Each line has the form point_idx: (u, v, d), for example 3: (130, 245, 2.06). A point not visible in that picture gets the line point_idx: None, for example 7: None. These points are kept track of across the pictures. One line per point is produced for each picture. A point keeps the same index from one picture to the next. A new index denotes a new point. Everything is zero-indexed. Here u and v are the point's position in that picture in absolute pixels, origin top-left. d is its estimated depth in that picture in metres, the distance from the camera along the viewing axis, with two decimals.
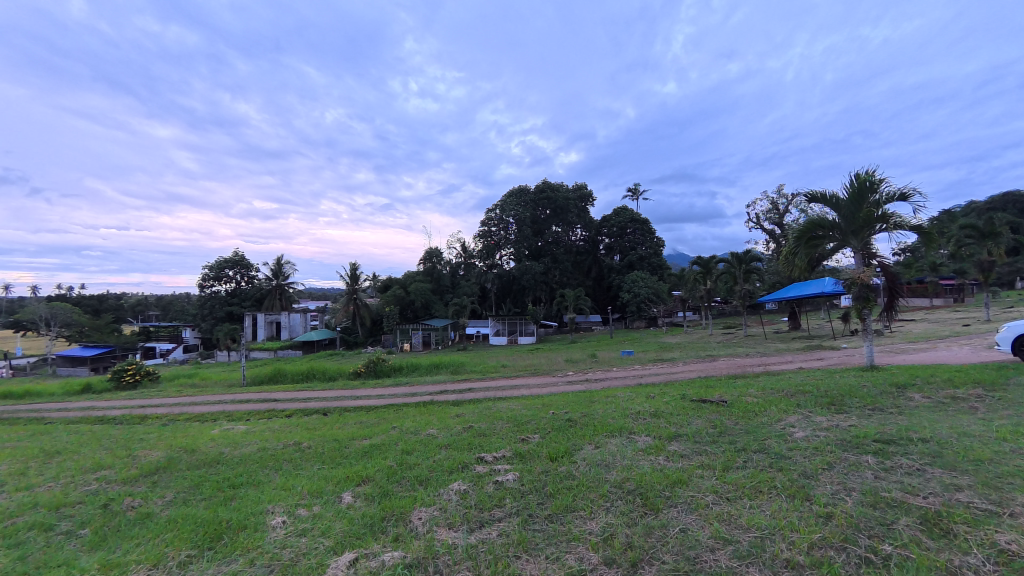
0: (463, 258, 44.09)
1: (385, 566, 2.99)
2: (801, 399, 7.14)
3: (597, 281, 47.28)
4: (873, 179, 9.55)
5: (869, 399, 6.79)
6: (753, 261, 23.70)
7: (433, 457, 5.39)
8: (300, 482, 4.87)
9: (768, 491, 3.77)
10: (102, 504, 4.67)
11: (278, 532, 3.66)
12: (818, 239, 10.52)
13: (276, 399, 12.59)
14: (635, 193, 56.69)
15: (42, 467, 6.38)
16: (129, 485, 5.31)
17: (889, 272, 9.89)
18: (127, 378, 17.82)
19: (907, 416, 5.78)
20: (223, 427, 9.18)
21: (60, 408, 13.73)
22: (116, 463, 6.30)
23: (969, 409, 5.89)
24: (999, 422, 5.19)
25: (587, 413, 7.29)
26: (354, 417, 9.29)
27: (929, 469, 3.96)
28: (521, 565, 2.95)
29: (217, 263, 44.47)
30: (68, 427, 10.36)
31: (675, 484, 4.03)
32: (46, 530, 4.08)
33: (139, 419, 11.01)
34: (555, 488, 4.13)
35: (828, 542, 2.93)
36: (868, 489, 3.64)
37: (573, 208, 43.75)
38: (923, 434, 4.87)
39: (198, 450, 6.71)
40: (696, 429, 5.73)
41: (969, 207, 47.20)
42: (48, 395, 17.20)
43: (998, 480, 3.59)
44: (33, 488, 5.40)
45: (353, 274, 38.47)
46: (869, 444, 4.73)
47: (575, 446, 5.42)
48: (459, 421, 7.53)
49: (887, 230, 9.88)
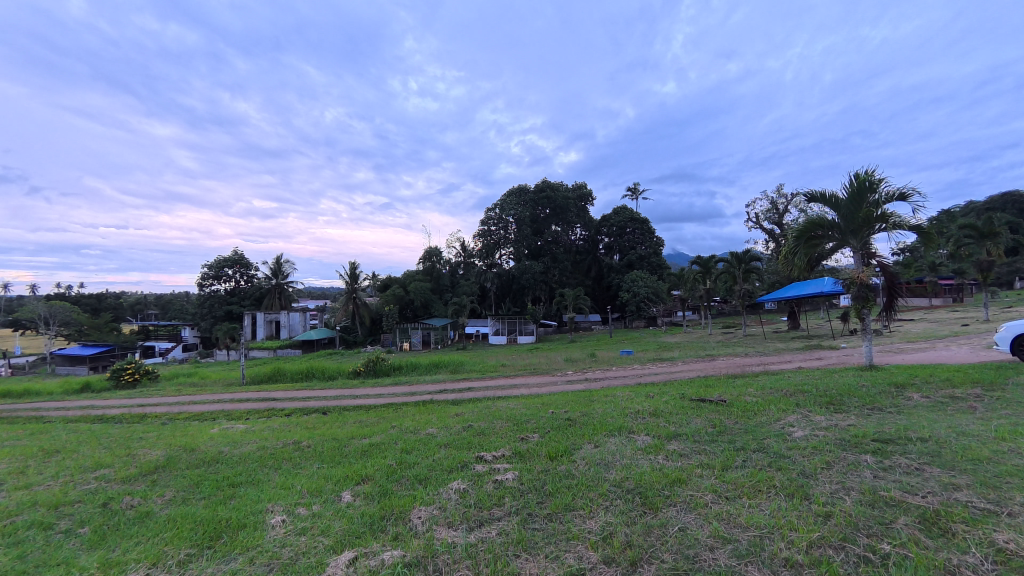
0: (463, 257, 44.08)
1: (385, 565, 2.99)
2: (800, 398, 7.15)
3: (597, 280, 47.27)
4: (873, 178, 9.55)
5: (869, 399, 6.79)
6: (753, 261, 23.68)
7: (433, 456, 5.39)
8: (300, 481, 4.86)
9: (767, 490, 3.77)
10: (102, 503, 4.67)
11: (277, 531, 3.66)
12: (817, 238, 10.53)
13: (275, 398, 12.55)
14: (635, 193, 56.85)
15: (40, 466, 6.38)
16: (128, 484, 5.28)
17: (889, 272, 9.89)
18: (126, 377, 17.80)
19: (906, 416, 5.77)
20: (223, 426, 9.16)
21: (58, 407, 13.71)
22: (115, 462, 6.30)
23: (967, 409, 5.89)
24: (997, 422, 5.18)
25: (586, 413, 7.28)
26: (354, 416, 9.27)
27: (927, 468, 3.97)
28: (521, 565, 2.94)
29: (217, 262, 44.58)
30: (66, 426, 10.33)
31: (674, 483, 4.04)
32: (46, 529, 4.08)
33: (139, 418, 10.99)
34: (555, 488, 4.13)
35: (827, 541, 2.93)
36: (867, 488, 3.65)
37: (572, 208, 43.71)
38: (922, 433, 4.87)
39: (197, 449, 6.69)
40: (695, 429, 5.73)
41: (969, 206, 47.24)
42: (47, 394, 17.16)
43: (997, 479, 3.59)
44: (32, 487, 5.40)
45: (352, 273, 38.39)
46: (868, 443, 4.74)
47: (575, 446, 5.41)
48: (458, 421, 7.52)
49: (887, 230, 9.88)
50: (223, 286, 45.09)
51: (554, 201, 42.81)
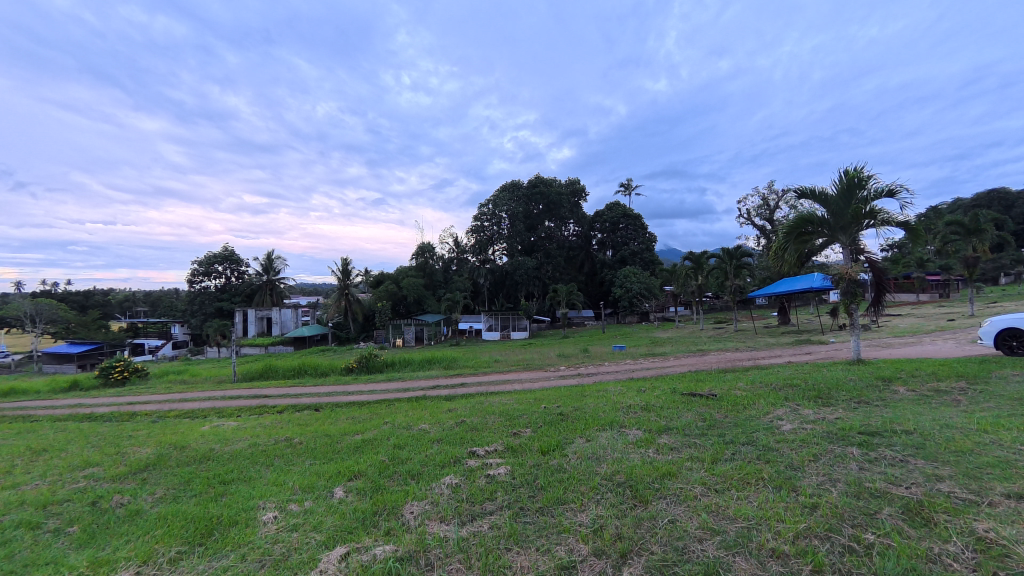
0: (456, 252, 43.84)
1: (377, 559, 3.00)
2: (788, 392, 7.26)
3: (590, 276, 47.63)
4: (862, 175, 9.65)
5: (856, 392, 6.89)
6: (744, 256, 23.84)
7: (425, 452, 5.40)
8: (291, 477, 4.85)
9: (756, 482, 3.83)
10: (91, 501, 4.63)
11: (270, 528, 3.64)
12: (807, 234, 10.65)
13: (268, 395, 12.55)
14: (628, 188, 57.20)
15: (28, 465, 6.32)
16: (118, 483, 5.23)
17: (877, 268, 10.02)
18: (115, 374, 17.63)
19: (892, 409, 5.88)
20: (213, 423, 9.01)
21: (46, 406, 13.60)
22: (104, 461, 6.22)
23: (952, 402, 6.03)
24: (981, 414, 5.31)
25: (578, 407, 7.37)
26: (345, 412, 9.28)
27: (911, 460, 4.06)
28: (512, 557, 2.97)
29: (206, 258, 43.85)
30: (53, 425, 10.19)
31: (664, 476, 4.10)
32: (34, 528, 4.04)
33: (129, 416, 10.90)
34: (546, 481, 4.17)
35: (814, 532, 2.99)
36: (852, 480, 3.72)
37: (565, 203, 43.80)
38: (906, 425, 4.99)
39: (188, 446, 6.69)
40: (685, 423, 5.81)
41: (957, 203, 48.05)
42: (33, 393, 16.93)
43: (978, 470, 3.69)
44: (20, 486, 5.35)
45: (344, 269, 38.01)
46: (855, 436, 4.83)
47: (567, 440, 5.45)
48: (451, 416, 7.60)
49: (875, 225, 9.95)
50: (212, 283, 44.52)
51: (548, 196, 42.79)
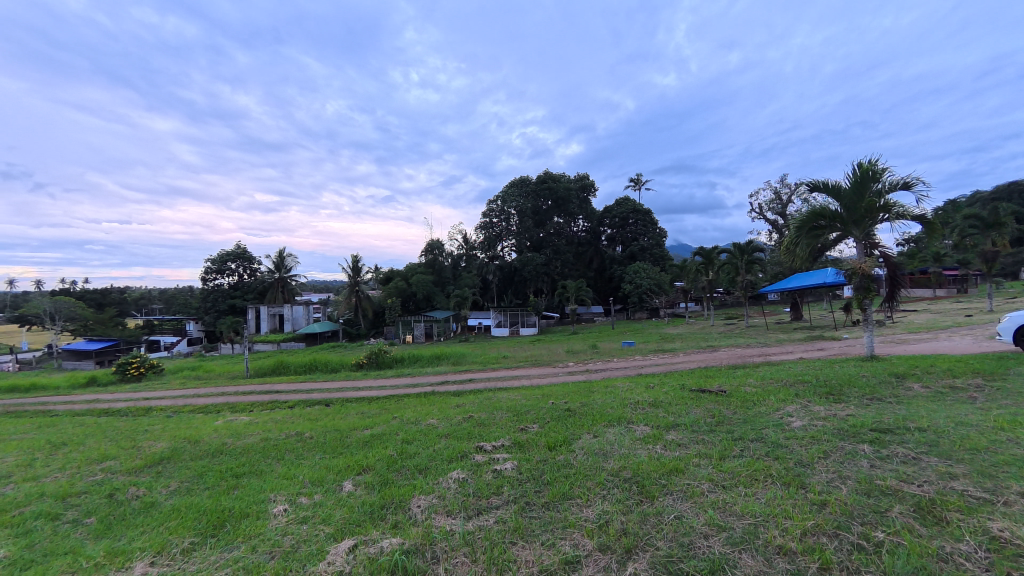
0: (464, 249, 43.96)
1: (384, 552, 3.04)
2: (799, 389, 7.15)
3: (598, 272, 47.49)
4: (876, 167, 9.45)
5: (869, 389, 6.76)
6: (756, 251, 23.48)
7: (432, 447, 5.44)
8: (301, 471, 4.93)
9: (764, 479, 3.80)
10: (108, 494, 4.76)
11: (280, 520, 3.72)
12: (819, 229, 10.47)
13: (279, 391, 12.77)
14: (637, 183, 56.93)
15: (47, 459, 6.47)
16: (133, 476, 5.36)
17: (891, 263, 9.80)
18: (131, 371, 18.07)
19: (906, 407, 5.75)
20: (226, 418, 9.17)
21: (66, 400, 13.96)
22: (120, 454, 6.39)
23: (968, 399, 5.90)
24: (999, 412, 5.17)
25: (585, 403, 7.35)
26: (355, 407, 9.39)
27: (923, 457, 4.00)
28: (517, 552, 2.98)
29: (219, 255, 45.03)
30: (72, 419, 10.44)
31: (671, 472, 4.07)
32: (53, 519, 4.16)
33: (144, 411, 11.11)
34: (552, 477, 4.17)
35: (821, 529, 2.96)
36: (863, 477, 3.68)
37: (573, 199, 43.53)
38: (920, 423, 4.89)
39: (201, 441, 6.78)
40: (693, 420, 5.75)
41: (975, 196, 46.90)
42: (53, 389, 17.37)
43: (994, 468, 3.61)
44: (39, 479, 5.49)
45: (354, 266, 38.31)
46: (866, 433, 4.74)
47: (574, 436, 5.43)
48: (459, 412, 7.61)
49: (889, 219, 9.77)
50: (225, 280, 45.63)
51: (556, 192, 42.50)
